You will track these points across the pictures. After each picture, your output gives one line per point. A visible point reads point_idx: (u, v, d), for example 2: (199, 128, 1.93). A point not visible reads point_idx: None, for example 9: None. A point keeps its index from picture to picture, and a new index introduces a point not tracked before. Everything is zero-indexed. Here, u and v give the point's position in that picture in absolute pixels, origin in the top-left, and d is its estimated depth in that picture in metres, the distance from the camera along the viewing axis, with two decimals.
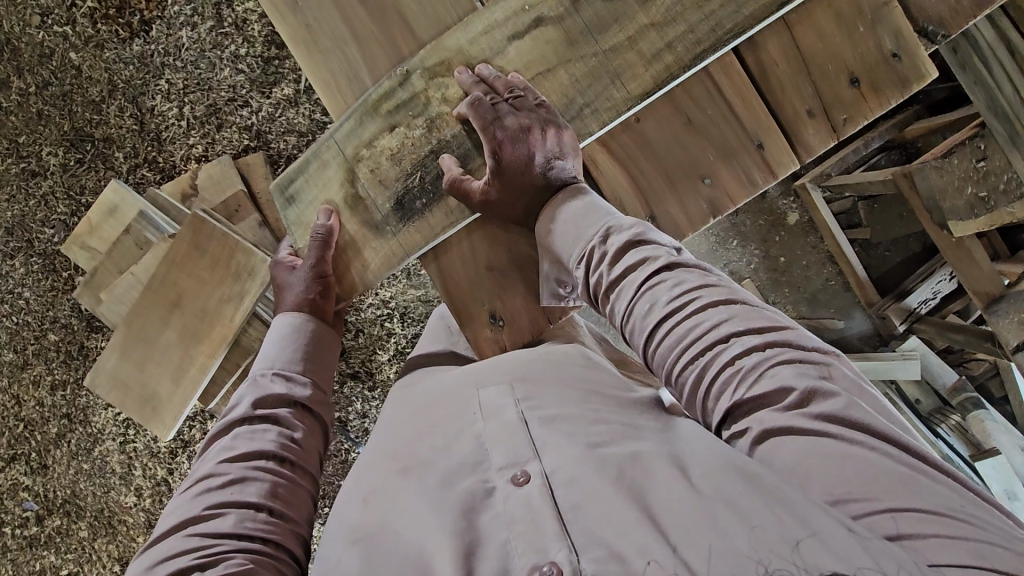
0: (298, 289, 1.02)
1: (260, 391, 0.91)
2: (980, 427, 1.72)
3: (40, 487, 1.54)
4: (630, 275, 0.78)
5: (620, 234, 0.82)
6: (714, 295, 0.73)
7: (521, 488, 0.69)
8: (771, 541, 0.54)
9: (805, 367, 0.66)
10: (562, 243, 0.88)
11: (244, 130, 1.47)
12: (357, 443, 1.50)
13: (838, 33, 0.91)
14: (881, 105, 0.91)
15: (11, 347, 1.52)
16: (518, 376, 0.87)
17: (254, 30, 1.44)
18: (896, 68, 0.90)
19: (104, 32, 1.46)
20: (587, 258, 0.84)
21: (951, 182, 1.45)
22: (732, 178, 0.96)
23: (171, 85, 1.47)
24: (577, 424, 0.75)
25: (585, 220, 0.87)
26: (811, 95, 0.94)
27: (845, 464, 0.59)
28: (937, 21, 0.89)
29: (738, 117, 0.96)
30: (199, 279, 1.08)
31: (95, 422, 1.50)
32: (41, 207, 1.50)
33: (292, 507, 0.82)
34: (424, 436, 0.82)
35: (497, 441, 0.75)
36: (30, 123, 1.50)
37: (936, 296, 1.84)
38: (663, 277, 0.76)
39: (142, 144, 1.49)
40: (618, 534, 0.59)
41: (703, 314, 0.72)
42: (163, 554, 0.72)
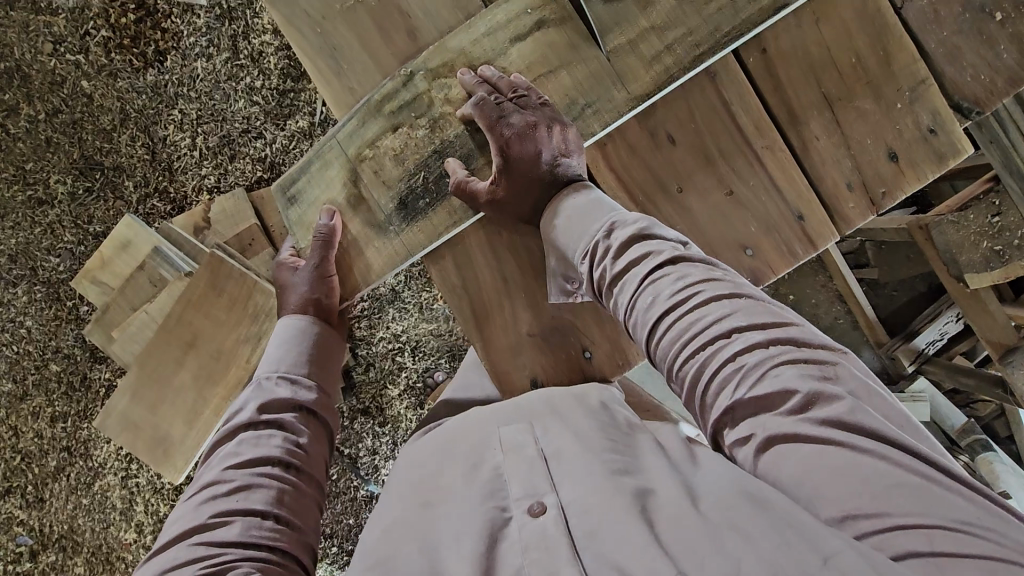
0: (301, 289, 1.00)
1: (264, 396, 0.89)
2: (988, 468, 1.69)
3: (35, 522, 1.50)
4: (633, 270, 0.77)
5: (624, 229, 0.81)
6: (716, 291, 0.72)
7: (536, 519, 0.67)
8: (780, 562, 0.52)
9: (808, 368, 0.65)
10: (565, 237, 0.88)
11: (258, 161, 1.47)
12: (367, 482, 1.47)
13: (876, 109, 0.91)
14: (918, 179, 0.91)
15: (10, 377, 1.49)
16: (534, 414, 0.87)
17: (270, 62, 1.45)
18: (933, 144, 0.90)
19: (118, 61, 1.46)
20: (591, 252, 0.83)
21: (965, 239, 1.44)
22: (774, 250, 0.95)
23: (184, 116, 1.47)
24: (589, 451, 0.75)
25: (589, 218, 0.86)
26: (851, 170, 0.93)
27: (853, 479, 0.57)
28: (973, 100, 0.89)
29: (781, 192, 0.94)
30: (215, 319, 1.06)
31: (96, 456, 1.47)
32: (46, 235, 1.48)
33: (298, 515, 0.80)
34: (446, 466, 0.81)
35: (514, 474, 0.74)
36: (38, 150, 1.48)
37: (942, 337, 1.84)
38: (666, 271, 0.75)
39: (153, 174, 1.48)
40: (627, 555, 0.59)
41: (705, 309, 0.71)
42: (168, 565, 0.70)
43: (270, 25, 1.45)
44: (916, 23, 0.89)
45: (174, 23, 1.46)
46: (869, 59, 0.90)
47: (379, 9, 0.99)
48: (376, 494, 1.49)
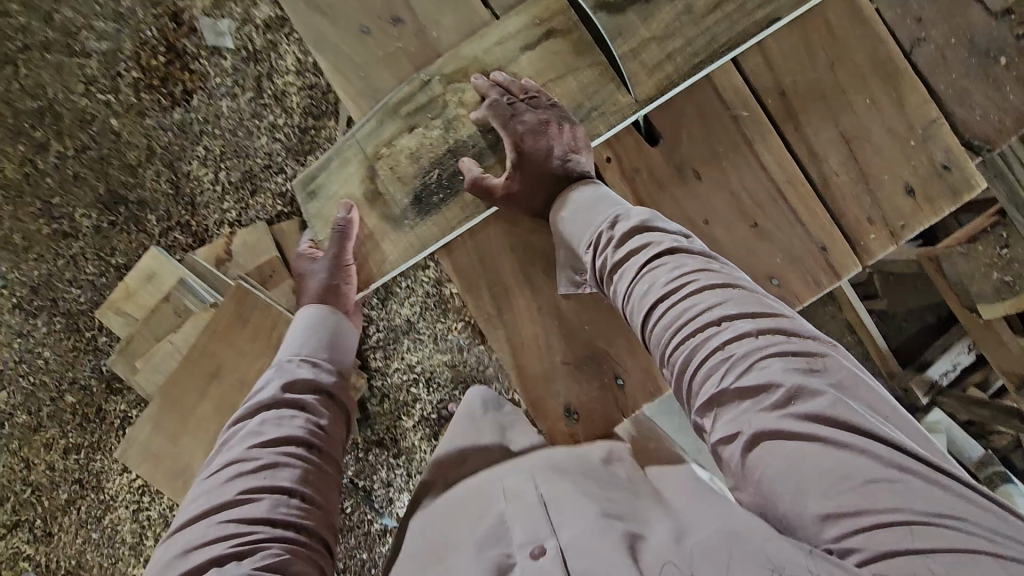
0: (320, 278, 1.03)
1: (286, 377, 0.91)
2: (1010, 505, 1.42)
3: (42, 557, 1.48)
4: (629, 260, 0.80)
5: (626, 221, 0.83)
6: (711, 280, 0.74)
7: (536, 563, 0.67)
8: None
9: (795, 360, 0.68)
10: (573, 227, 0.90)
11: (278, 196, 1.51)
12: (382, 514, 1.45)
13: (892, 147, 0.95)
14: (935, 214, 0.94)
15: (25, 408, 1.49)
16: (536, 464, 0.87)
17: (293, 101, 1.51)
18: (947, 180, 0.94)
19: (146, 101, 1.52)
20: (597, 239, 0.85)
21: (975, 270, 1.35)
22: (799, 280, 0.97)
23: (208, 152, 1.52)
24: (588, 496, 0.75)
25: (593, 212, 0.88)
26: (871, 205, 0.96)
27: (835, 473, 0.61)
28: (983, 139, 0.94)
29: (804, 225, 0.96)
30: (239, 349, 1.08)
31: (108, 488, 1.46)
32: (69, 267, 1.51)
33: (321, 493, 0.83)
34: (453, 517, 0.81)
35: (516, 520, 0.74)
36: (64, 184, 1.52)
37: (955, 368, 1.57)
38: (664, 261, 0.78)
39: (176, 208, 1.52)
40: None
41: (699, 300, 0.73)
42: (199, 542, 0.73)
43: (293, 66, 1.51)
44: (925, 68, 0.94)
45: (201, 65, 1.52)
46: (883, 101, 0.94)
47: (417, 51, 1.03)
48: (390, 527, 1.47)
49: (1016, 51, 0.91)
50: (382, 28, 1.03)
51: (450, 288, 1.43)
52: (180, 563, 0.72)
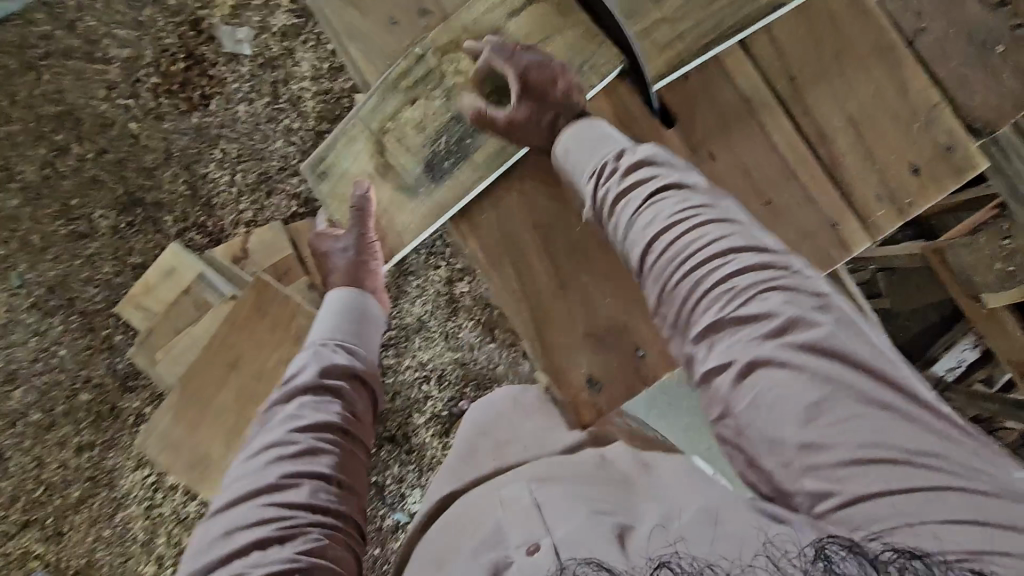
0: (346, 254, 1.08)
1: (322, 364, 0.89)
2: None
3: (52, 557, 1.48)
4: (633, 191, 0.77)
5: (631, 154, 0.80)
6: (716, 213, 0.72)
7: (532, 559, 0.63)
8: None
9: (796, 295, 0.65)
10: (575, 165, 0.88)
11: (293, 197, 1.55)
12: (394, 510, 1.46)
13: (897, 128, 0.97)
14: (938, 192, 0.96)
15: (39, 407, 1.50)
16: (529, 466, 0.84)
17: (308, 106, 1.56)
18: (950, 160, 0.96)
19: (165, 105, 1.56)
20: (599, 173, 0.83)
21: (977, 261, 1.25)
22: (810, 256, 0.97)
23: (225, 155, 1.56)
24: (582, 494, 0.71)
25: (597, 146, 0.86)
26: (878, 183, 0.97)
27: (827, 406, 0.59)
28: (983, 122, 0.96)
29: (814, 201, 0.98)
30: (258, 340, 1.10)
31: (121, 485, 1.47)
32: (86, 267, 1.53)
33: (354, 476, 0.83)
34: (453, 528, 0.78)
35: (513, 523, 0.70)
36: (83, 187, 1.55)
37: (961, 364, 1.51)
38: (669, 192, 0.75)
39: (192, 209, 1.55)
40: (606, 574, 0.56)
41: (703, 229, 0.70)
42: (236, 525, 0.72)
43: (309, 73, 1.56)
44: (927, 56, 0.97)
45: (220, 71, 1.56)
46: (888, 88, 0.97)
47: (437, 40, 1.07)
48: (401, 523, 1.47)
49: (1012, 41, 0.95)
50: (411, 19, 1.07)
51: (461, 287, 1.48)
52: (217, 547, 0.71)
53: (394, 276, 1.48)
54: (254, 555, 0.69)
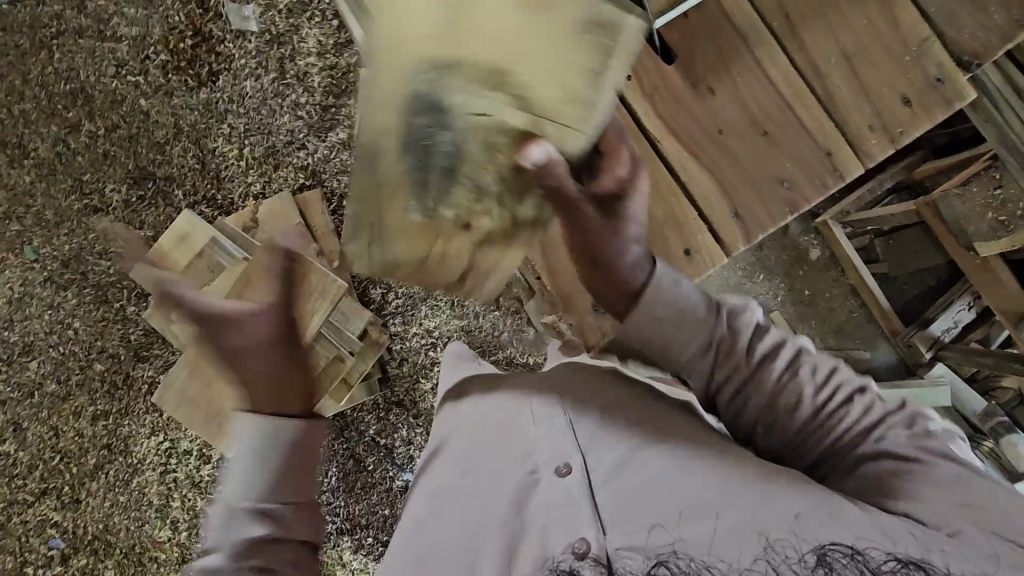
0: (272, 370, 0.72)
1: (236, 535, 0.61)
2: (1016, 454, 1.42)
3: (69, 523, 1.51)
4: (771, 359, 0.71)
5: (744, 335, 0.72)
6: (850, 384, 0.71)
7: (563, 481, 0.73)
8: (771, 521, 0.60)
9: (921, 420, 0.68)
10: (672, 335, 0.71)
11: (301, 169, 1.59)
12: (404, 471, 1.49)
13: (887, 62, 0.96)
14: (928, 120, 0.96)
15: (54, 378, 1.53)
16: (556, 385, 0.88)
17: (314, 81, 1.59)
18: (941, 92, 0.95)
19: (174, 81, 1.59)
20: (714, 348, 0.72)
21: (970, 211, 1.36)
22: (808, 184, 1.00)
23: (233, 129, 1.59)
24: (614, 423, 0.79)
25: (682, 319, 0.71)
26: (872, 114, 0.98)
27: (950, 474, 0.61)
28: (971, 55, 0.94)
29: (811, 132, 0.99)
30: (272, 297, 1.13)
31: (136, 452, 1.50)
32: (99, 240, 1.56)
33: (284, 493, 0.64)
34: (488, 440, 0.84)
35: (540, 441, 0.78)
36: (95, 162, 1.58)
37: (957, 324, 1.57)
38: (801, 368, 0.71)
39: (202, 183, 1.58)
40: (644, 518, 0.65)
41: (843, 397, 0.70)
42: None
43: (315, 48, 1.58)
44: None
45: (227, 48, 1.58)
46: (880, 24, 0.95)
47: None
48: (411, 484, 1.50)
49: None
50: None
51: None
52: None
53: None
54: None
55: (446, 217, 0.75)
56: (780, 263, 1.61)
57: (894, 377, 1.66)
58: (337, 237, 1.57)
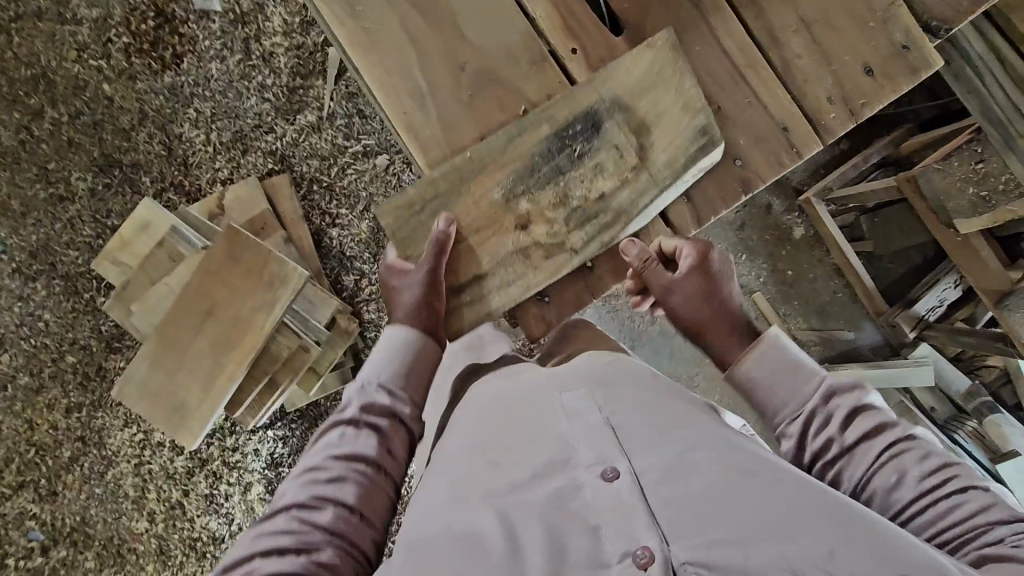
0: (413, 296, 0.84)
1: (365, 404, 0.83)
2: (997, 433, 1.41)
3: (47, 516, 1.50)
4: (867, 440, 0.77)
5: (847, 398, 0.81)
6: (963, 479, 0.72)
7: (610, 483, 0.68)
8: (812, 556, 0.61)
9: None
10: (777, 392, 0.85)
11: (270, 154, 1.55)
12: None
13: (849, 24, 0.83)
14: (894, 92, 0.83)
15: (27, 370, 1.51)
16: (588, 378, 0.84)
17: (281, 62, 1.54)
18: (907, 60, 0.82)
19: (137, 65, 1.53)
20: (812, 418, 0.81)
21: (950, 186, 1.33)
22: (764, 160, 0.86)
23: (199, 114, 1.54)
24: (655, 426, 0.76)
25: (792, 380, 0.84)
26: (831, 84, 0.84)
27: None
28: (942, 19, 0.83)
29: (766, 106, 0.85)
30: (231, 287, 1.10)
31: (110, 443, 1.50)
32: (66, 230, 1.52)
33: (374, 507, 0.77)
34: (514, 429, 0.78)
35: (581, 439, 0.73)
36: (60, 150, 1.53)
37: (942, 304, 1.52)
38: (906, 447, 0.76)
39: (169, 170, 1.54)
40: (698, 530, 0.64)
41: (953, 492, 0.71)
42: (268, 529, 0.71)
43: (280, 27, 1.53)
44: None
45: (191, 29, 1.53)
46: None
47: None
48: None
49: None
50: None
51: None
52: (244, 549, 0.70)
53: (372, 230, 1.53)
54: (271, 559, 0.68)
55: (519, 207, 0.84)
56: (762, 243, 1.58)
57: (876, 356, 1.64)
58: (308, 223, 1.54)
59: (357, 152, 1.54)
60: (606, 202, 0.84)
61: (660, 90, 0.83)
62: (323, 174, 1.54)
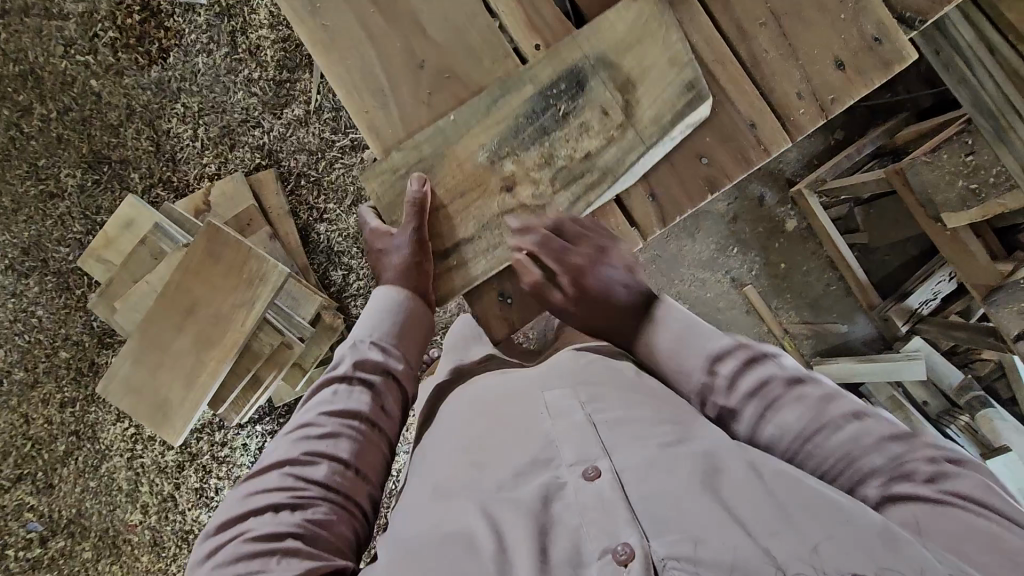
0: (400, 256, 0.83)
1: (358, 360, 0.79)
2: (988, 427, 1.46)
3: (45, 507, 1.53)
4: (750, 398, 0.72)
5: (730, 358, 0.75)
6: (846, 411, 0.68)
7: (592, 483, 0.63)
8: (789, 544, 0.54)
9: (930, 457, 0.64)
10: (676, 370, 0.78)
11: (257, 149, 1.54)
12: None
13: (819, 19, 0.83)
14: (866, 87, 0.83)
15: (21, 365, 1.52)
16: (574, 376, 0.78)
17: (268, 56, 1.52)
18: (879, 53, 0.82)
19: (125, 60, 1.51)
20: (700, 388, 0.76)
21: (938, 179, 1.34)
22: (730, 156, 0.86)
23: (187, 109, 1.53)
24: (643, 424, 0.69)
25: (682, 352, 0.77)
26: (801, 79, 0.84)
27: (957, 526, 0.59)
28: (915, 11, 0.83)
29: (733, 103, 0.85)
30: (212, 286, 1.10)
31: (103, 438, 1.53)
32: (56, 227, 1.52)
33: (369, 463, 0.74)
34: (495, 429, 0.72)
35: (565, 438, 0.68)
36: (50, 146, 1.51)
37: (936, 297, 1.55)
38: (789, 398, 0.70)
39: (157, 166, 1.54)
40: (683, 523, 0.57)
41: (839, 432, 0.67)
42: (260, 487, 0.68)
43: (266, 20, 1.51)
44: None
45: (177, 23, 1.51)
46: None
47: None
48: None
49: None
50: None
51: None
52: (236, 507, 0.67)
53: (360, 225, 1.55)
54: (264, 516, 0.65)
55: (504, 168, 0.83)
56: (755, 236, 1.60)
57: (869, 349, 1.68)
58: (294, 218, 1.54)
59: (344, 146, 1.54)
60: (591, 160, 0.84)
61: (646, 44, 0.82)
62: (312, 169, 1.54)
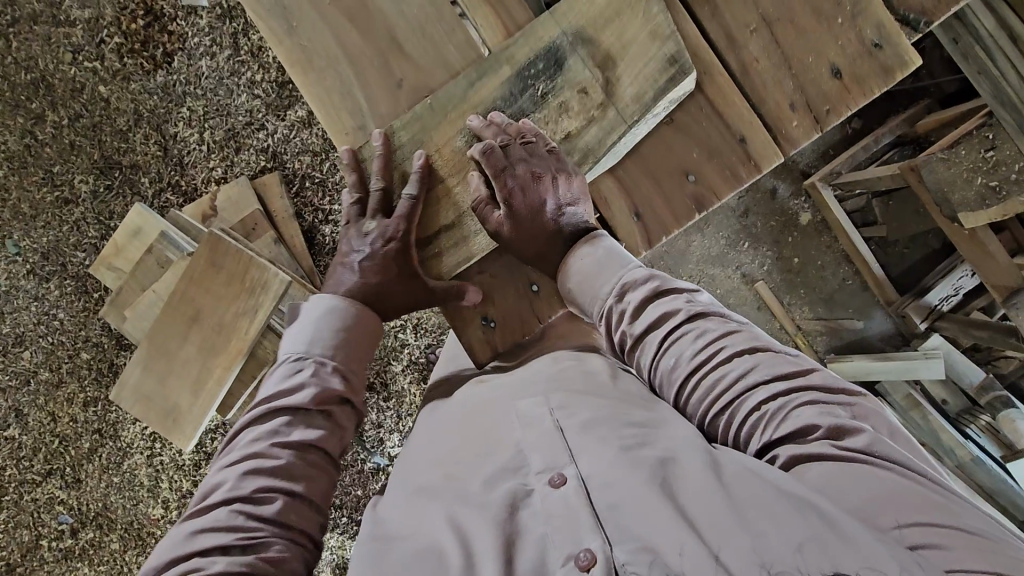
0: (384, 238, 0.86)
1: (317, 385, 0.77)
2: (1010, 427, 1.59)
3: (74, 501, 1.60)
4: (653, 329, 0.74)
5: (637, 290, 0.77)
6: (738, 344, 0.69)
7: (557, 490, 0.62)
8: (774, 548, 0.50)
9: (833, 408, 0.63)
10: (587, 298, 0.82)
11: (262, 151, 1.55)
12: (373, 453, 1.53)
13: (818, 26, 0.87)
14: (864, 96, 0.87)
15: (46, 366, 1.57)
16: (546, 384, 0.78)
17: (270, 57, 1.51)
18: (879, 58, 0.86)
19: (130, 65, 1.51)
20: (606, 316, 0.79)
21: (956, 176, 1.47)
22: (717, 173, 0.95)
23: (192, 112, 1.53)
24: (609, 425, 0.67)
25: (597, 277, 0.81)
26: (794, 90, 0.90)
27: (874, 486, 0.56)
28: (920, 11, 0.86)
29: (723, 118, 0.93)
30: (216, 295, 1.13)
31: (124, 436, 1.59)
32: (73, 232, 1.56)
33: (321, 491, 0.73)
34: (472, 440, 0.73)
35: (534, 447, 0.67)
36: (62, 153, 1.54)
37: (958, 292, 1.73)
38: (684, 330, 0.72)
39: (166, 170, 1.56)
40: (650, 526, 0.55)
41: (729, 365, 0.68)
42: (207, 525, 0.66)
43: None
44: None
45: (179, 26, 1.50)
46: None
47: None
48: (382, 465, 1.56)
49: None
50: None
51: None
52: (180, 548, 0.64)
53: None
54: (211, 558, 0.63)
55: None
56: (768, 230, 1.71)
57: (886, 344, 1.84)
58: (300, 220, 1.56)
59: None
60: (572, 141, 0.90)
61: (627, 16, 0.87)
62: (316, 171, 1.53)
